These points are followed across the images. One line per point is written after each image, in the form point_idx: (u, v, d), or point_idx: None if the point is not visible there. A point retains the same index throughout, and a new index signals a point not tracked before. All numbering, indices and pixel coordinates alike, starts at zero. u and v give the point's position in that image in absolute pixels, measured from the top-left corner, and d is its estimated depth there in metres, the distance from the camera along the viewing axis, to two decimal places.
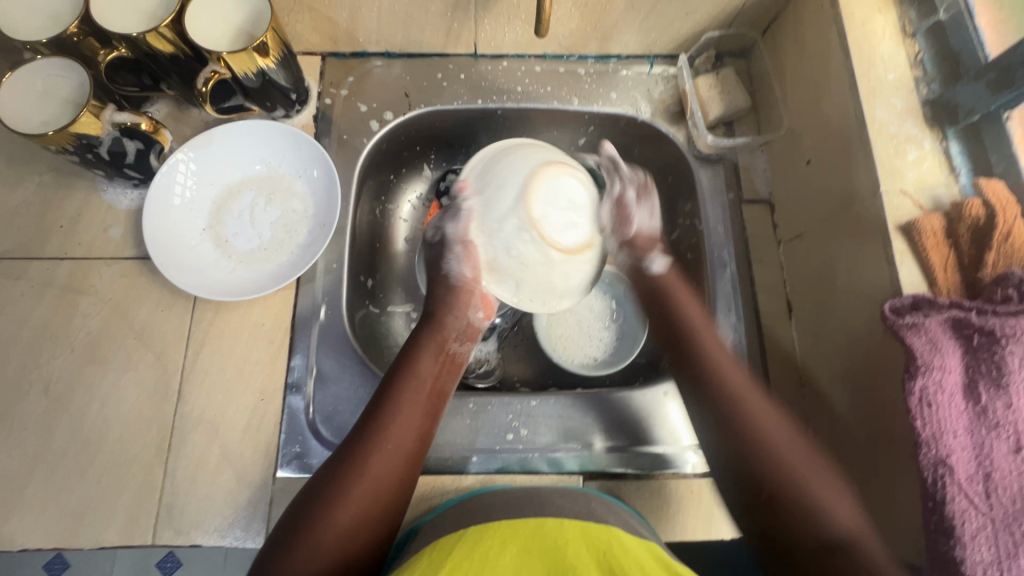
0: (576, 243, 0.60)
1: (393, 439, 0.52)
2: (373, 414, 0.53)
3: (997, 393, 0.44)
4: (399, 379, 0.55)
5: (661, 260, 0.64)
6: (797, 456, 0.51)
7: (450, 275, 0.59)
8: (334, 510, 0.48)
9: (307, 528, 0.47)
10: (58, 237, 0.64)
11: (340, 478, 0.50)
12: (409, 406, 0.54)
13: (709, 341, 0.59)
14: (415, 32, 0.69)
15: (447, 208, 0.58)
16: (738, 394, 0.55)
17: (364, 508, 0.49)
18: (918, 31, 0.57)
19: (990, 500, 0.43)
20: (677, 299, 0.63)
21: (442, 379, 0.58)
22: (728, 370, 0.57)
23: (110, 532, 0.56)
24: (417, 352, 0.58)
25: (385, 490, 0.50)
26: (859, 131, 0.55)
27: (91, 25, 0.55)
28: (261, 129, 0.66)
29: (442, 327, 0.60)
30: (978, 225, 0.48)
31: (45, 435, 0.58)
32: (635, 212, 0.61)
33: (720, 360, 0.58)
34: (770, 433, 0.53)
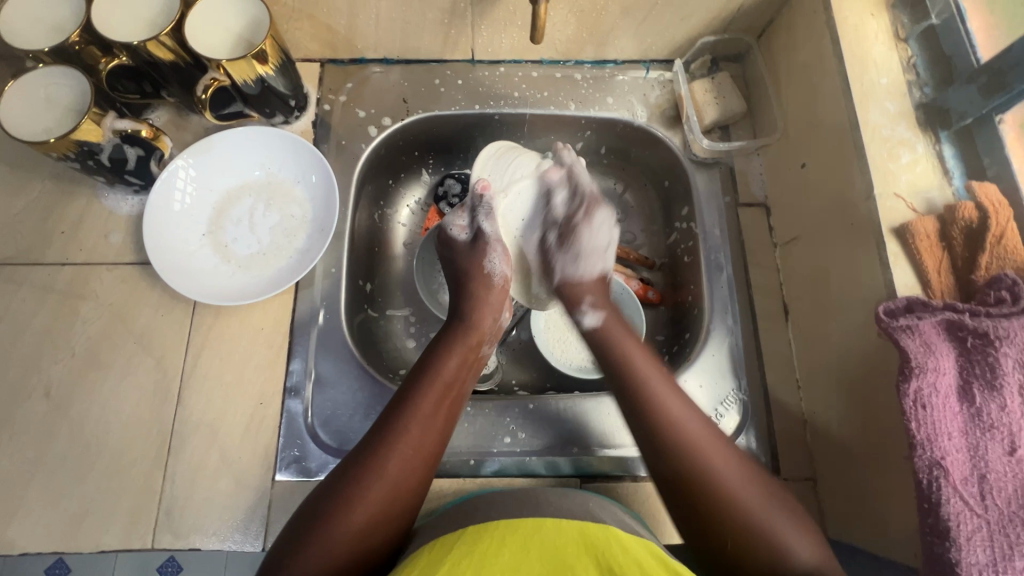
0: (562, 259, 0.67)
1: (421, 438, 0.51)
2: (399, 412, 0.52)
3: (992, 395, 0.44)
4: (428, 379, 0.55)
5: (594, 316, 0.62)
6: (746, 495, 0.48)
7: (489, 274, 0.66)
8: (354, 506, 0.47)
9: (325, 524, 0.46)
10: (60, 242, 0.65)
11: (364, 473, 0.49)
12: (437, 406, 0.54)
13: (658, 391, 0.54)
14: (412, 39, 0.70)
15: (474, 206, 0.67)
16: (673, 418, 0.52)
17: (384, 507, 0.48)
18: (911, 35, 0.58)
19: (985, 502, 0.43)
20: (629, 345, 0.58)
21: (468, 383, 0.58)
22: (675, 407, 0.53)
23: (110, 536, 0.56)
24: (447, 354, 0.58)
25: (408, 490, 0.49)
26: (853, 134, 0.55)
27: (93, 34, 0.56)
28: (260, 136, 0.67)
29: (475, 329, 0.61)
30: (971, 228, 0.48)
31: (45, 440, 0.58)
32: (589, 241, 0.67)
33: (658, 391, 0.54)
34: (724, 478, 0.49)
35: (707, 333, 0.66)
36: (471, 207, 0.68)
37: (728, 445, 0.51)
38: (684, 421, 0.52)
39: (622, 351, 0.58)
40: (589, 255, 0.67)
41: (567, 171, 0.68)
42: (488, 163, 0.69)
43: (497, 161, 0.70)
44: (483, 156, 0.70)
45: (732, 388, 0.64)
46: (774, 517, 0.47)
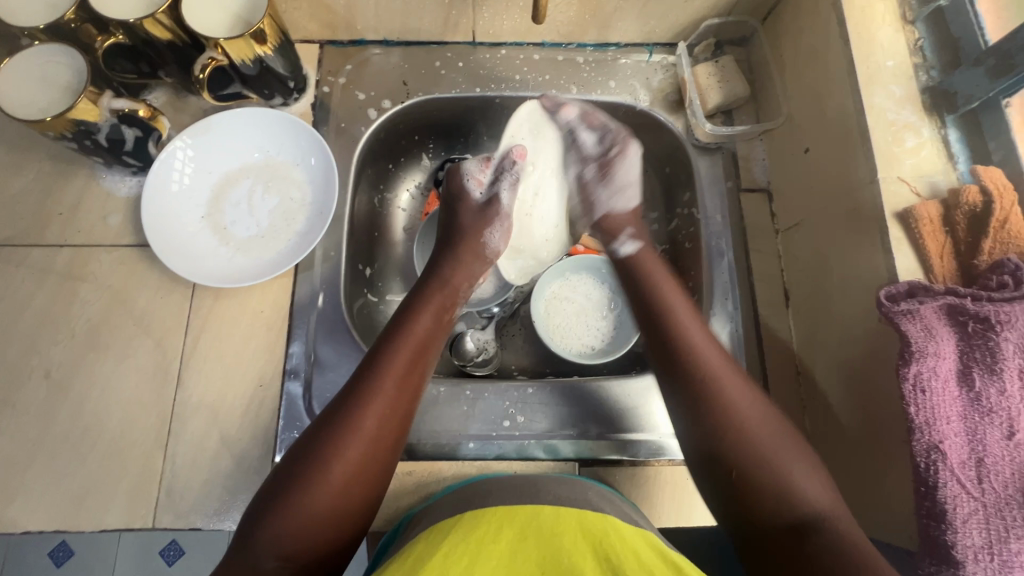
0: (602, 195, 0.70)
1: (396, 393, 0.52)
2: (374, 366, 0.53)
3: (991, 379, 0.44)
4: (401, 335, 0.56)
5: (632, 244, 0.66)
6: (757, 426, 0.50)
7: (486, 246, 0.69)
8: (335, 461, 0.47)
9: (306, 479, 0.46)
10: (57, 224, 0.64)
11: (342, 428, 0.49)
12: (411, 359, 0.54)
13: (683, 320, 0.57)
14: (413, 20, 0.69)
15: (500, 170, 0.71)
16: (696, 347, 0.55)
17: (364, 459, 0.48)
18: (919, 18, 0.57)
19: (982, 486, 0.43)
20: (682, 317, 0.57)
21: (440, 339, 0.59)
22: (698, 336, 0.56)
23: (111, 515, 0.56)
24: (419, 311, 0.58)
25: (385, 444, 0.50)
26: (858, 117, 0.55)
27: (88, 12, 0.56)
28: (258, 117, 0.66)
29: (451, 290, 0.63)
30: (975, 212, 0.48)
31: (46, 419, 0.59)
32: (623, 176, 0.69)
33: (681, 318, 0.57)
34: (747, 415, 0.50)
35: (707, 319, 0.66)
36: (496, 169, 0.71)
37: (750, 384, 0.53)
38: (704, 353, 0.54)
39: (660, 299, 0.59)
40: (620, 196, 0.69)
41: (580, 116, 0.69)
42: (522, 123, 0.70)
43: (529, 124, 0.70)
44: (520, 116, 0.70)
45: None
46: (794, 465, 0.47)
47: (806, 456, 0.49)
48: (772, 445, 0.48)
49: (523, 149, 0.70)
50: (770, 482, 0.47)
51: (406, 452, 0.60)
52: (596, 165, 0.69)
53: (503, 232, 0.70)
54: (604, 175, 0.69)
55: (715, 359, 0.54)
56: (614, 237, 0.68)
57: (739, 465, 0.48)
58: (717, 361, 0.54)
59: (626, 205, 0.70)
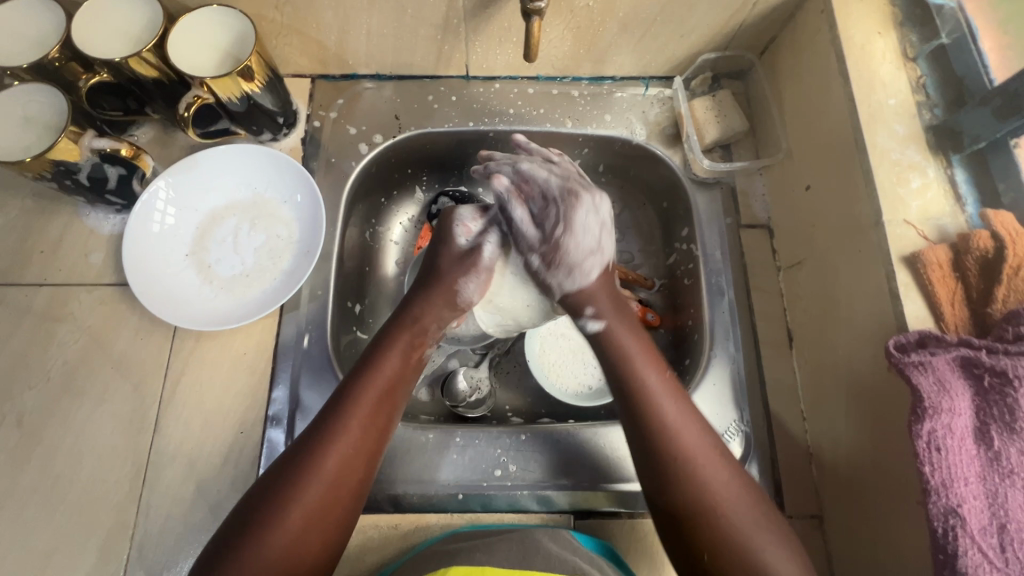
0: (556, 276, 0.60)
1: (352, 449, 0.49)
2: (329, 421, 0.50)
3: (1011, 438, 0.42)
4: (360, 384, 0.52)
5: (599, 321, 0.58)
6: (733, 500, 0.46)
7: (458, 296, 0.61)
8: (283, 527, 0.44)
9: (250, 547, 0.43)
10: (37, 263, 0.63)
11: (289, 490, 0.45)
12: (372, 411, 0.51)
13: (657, 393, 0.52)
14: (405, 54, 0.68)
15: (491, 223, 0.63)
16: (673, 425, 0.50)
17: (314, 523, 0.45)
18: (920, 54, 0.56)
19: (1005, 555, 0.40)
20: (641, 360, 0.54)
21: (404, 387, 0.55)
22: (671, 413, 0.50)
23: (79, 572, 0.53)
24: (382, 355, 0.55)
25: (342, 505, 0.47)
26: (861, 157, 0.53)
27: (73, 50, 0.55)
28: (244, 155, 0.65)
29: (414, 328, 0.58)
30: (986, 259, 0.46)
31: (14, 470, 0.56)
32: (578, 251, 0.59)
33: (654, 390, 0.52)
34: (728, 495, 0.47)
35: (707, 360, 0.63)
36: (488, 220, 0.64)
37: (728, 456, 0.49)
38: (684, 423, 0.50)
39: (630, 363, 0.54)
40: (583, 260, 0.59)
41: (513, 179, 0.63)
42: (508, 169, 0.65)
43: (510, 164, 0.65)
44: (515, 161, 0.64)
45: (734, 419, 0.60)
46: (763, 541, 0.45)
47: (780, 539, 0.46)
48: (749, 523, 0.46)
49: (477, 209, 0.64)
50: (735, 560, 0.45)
51: (391, 503, 0.57)
52: (541, 252, 0.61)
53: (480, 284, 0.62)
54: (550, 258, 0.60)
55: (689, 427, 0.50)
56: (577, 313, 0.59)
57: (712, 551, 0.45)
58: (681, 414, 0.51)
59: (586, 276, 0.59)
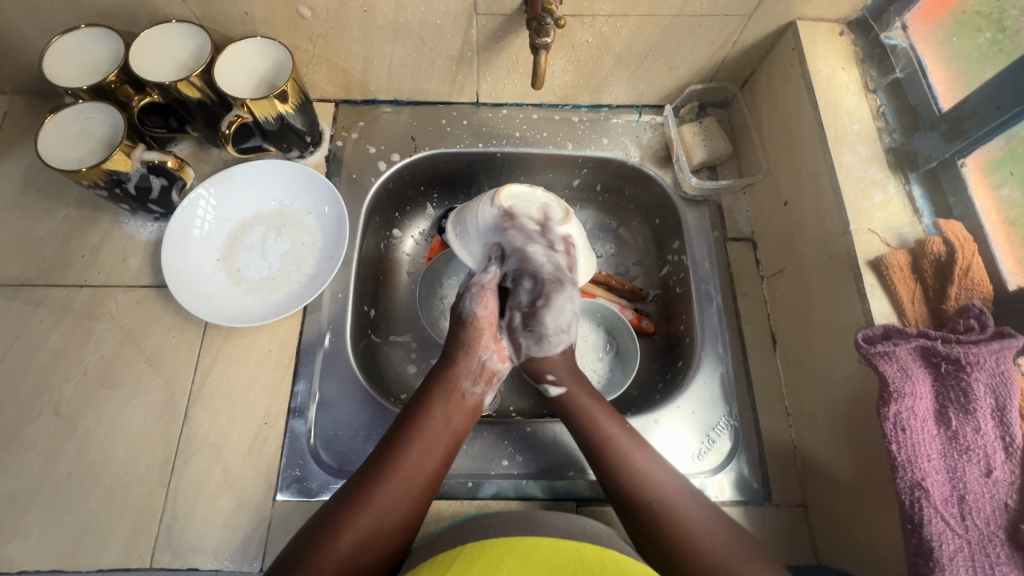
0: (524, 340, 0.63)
1: (410, 473, 0.53)
2: (392, 446, 0.54)
3: (967, 418, 0.47)
4: (423, 415, 0.57)
5: (559, 388, 0.61)
6: (704, 535, 0.50)
7: (464, 313, 0.63)
8: (340, 537, 0.48)
9: (314, 556, 0.47)
10: (78, 265, 0.68)
11: (353, 505, 0.50)
12: (428, 440, 0.55)
13: (624, 445, 0.56)
14: (422, 83, 0.75)
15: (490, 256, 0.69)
16: (640, 471, 0.54)
17: (371, 536, 0.49)
18: (879, 87, 0.64)
19: (965, 523, 0.45)
20: (600, 415, 0.58)
21: (461, 416, 0.58)
22: (642, 463, 0.55)
23: (110, 553, 0.57)
24: (438, 386, 0.59)
25: (396, 525, 0.50)
26: (830, 174, 0.60)
27: (129, 74, 0.61)
28: (276, 169, 0.71)
29: (466, 361, 0.61)
30: (940, 261, 0.52)
31: (51, 456, 0.60)
32: (555, 325, 0.63)
33: (620, 446, 0.56)
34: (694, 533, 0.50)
35: (698, 361, 0.68)
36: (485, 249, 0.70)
37: (686, 487, 0.54)
38: (631, 463, 0.54)
39: (587, 422, 0.58)
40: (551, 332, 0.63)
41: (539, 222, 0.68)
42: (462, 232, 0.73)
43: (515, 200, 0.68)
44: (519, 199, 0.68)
45: (723, 415, 0.65)
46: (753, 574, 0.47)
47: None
48: (733, 567, 0.48)
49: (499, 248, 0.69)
50: None
51: None
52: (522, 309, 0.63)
53: (476, 296, 0.64)
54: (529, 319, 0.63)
55: (642, 466, 0.54)
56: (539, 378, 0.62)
57: None
58: (627, 446, 0.56)
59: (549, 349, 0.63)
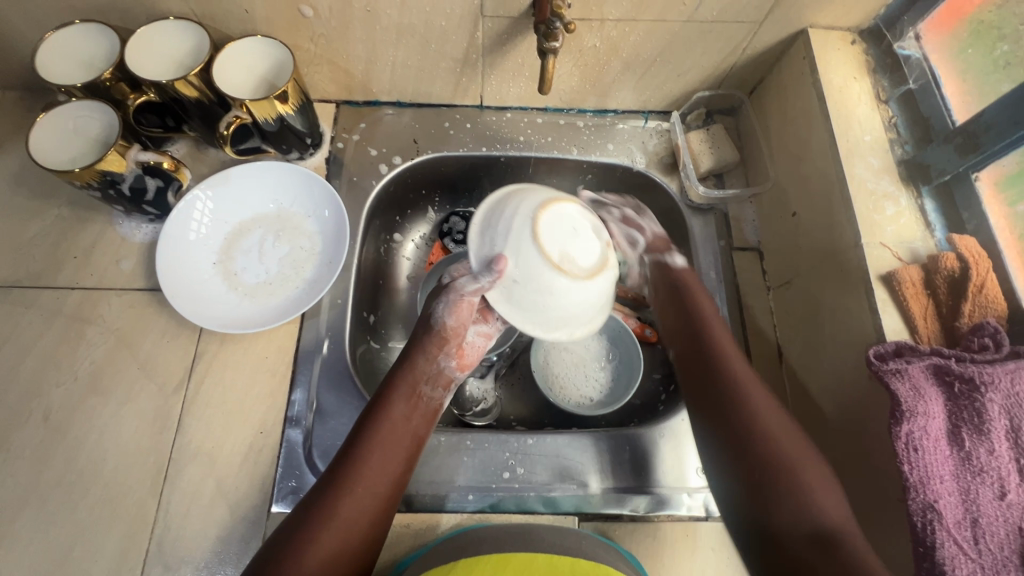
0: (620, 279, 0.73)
1: (369, 483, 0.52)
2: (348, 458, 0.53)
3: (980, 440, 0.46)
4: (378, 423, 0.55)
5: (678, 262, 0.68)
6: (772, 425, 0.53)
7: (433, 317, 0.61)
8: (306, 553, 0.47)
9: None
10: (70, 267, 0.66)
11: (311, 521, 0.49)
12: (386, 450, 0.54)
13: (712, 320, 0.63)
14: (425, 85, 0.74)
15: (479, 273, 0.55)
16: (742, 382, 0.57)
17: (333, 550, 0.48)
18: (892, 97, 0.64)
19: (978, 546, 0.44)
20: (699, 293, 0.66)
21: (417, 419, 0.58)
22: (756, 396, 0.55)
23: (99, 565, 0.55)
24: (393, 395, 0.58)
25: (359, 536, 0.50)
26: (841, 186, 0.59)
27: (124, 71, 0.60)
28: (275, 171, 0.69)
29: (414, 368, 0.59)
30: (954, 277, 0.51)
31: (40, 464, 0.58)
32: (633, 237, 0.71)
33: (709, 316, 0.63)
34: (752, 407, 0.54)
35: None
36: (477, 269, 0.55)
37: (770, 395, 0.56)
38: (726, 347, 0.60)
39: (701, 321, 0.63)
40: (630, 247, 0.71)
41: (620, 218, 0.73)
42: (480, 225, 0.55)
43: (572, 223, 0.54)
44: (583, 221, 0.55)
45: None
46: (811, 473, 0.50)
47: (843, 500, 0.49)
48: (794, 459, 0.51)
49: (506, 260, 0.53)
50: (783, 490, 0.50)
51: (403, 502, 0.60)
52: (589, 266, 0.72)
53: (451, 305, 0.60)
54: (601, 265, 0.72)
55: (741, 368, 0.58)
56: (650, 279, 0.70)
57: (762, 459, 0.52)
58: (725, 339, 0.61)
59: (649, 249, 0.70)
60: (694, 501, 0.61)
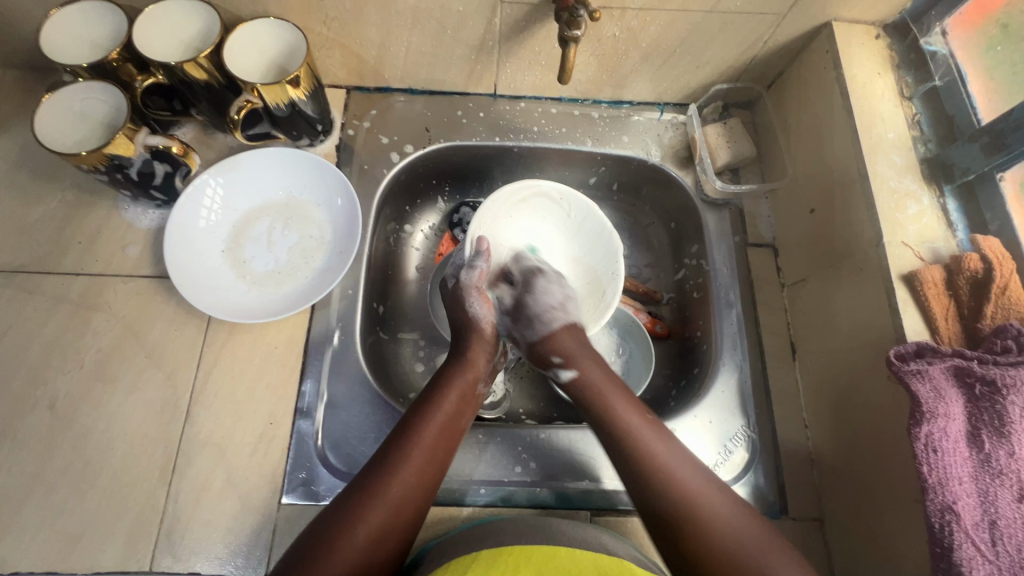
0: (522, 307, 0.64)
1: (422, 467, 0.51)
2: (401, 442, 0.52)
3: (1000, 442, 0.46)
4: (431, 413, 0.55)
5: (571, 370, 0.60)
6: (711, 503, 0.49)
7: (473, 318, 0.63)
8: (355, 533, 0.46)
9: (326, 553, 0.45)
10: (75, 253, 0.64)
11: (365, 502, 0.48)
12: (440, 437, 0.54)
13: (647, 436, 0.54)
14: (439, 72, 0.72)
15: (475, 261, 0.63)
16: (670, 476, 0.51)
17: (381, 535, 0.47)
18: (915, 94, 0.62)
19: (995, 548, 0.44)
20: (609, 394, 0.57)
21: (468, 414, 0.58)
22: (693, 483, 0.51)
23: (107, 555, 0.54)
24: (448, 387, 0.58)
25: (409, 516, 0.49)
26: (863, 183, 0.58)
27: (131, 52, 0.58)
28: (285, 158, 0.68)
29: (472, 364, 0.60)
30: (977, 278, 0.51)
31: (47, 452, 0.57)
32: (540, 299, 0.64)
33: (611, 399, 0.57)
34: (693, 492, 0.50)
35: (716, 368, 0.67)
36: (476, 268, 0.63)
37: (699, 467, 0.53)
38: (650, 444, 0.53)
39: (604, 407, 0.56)
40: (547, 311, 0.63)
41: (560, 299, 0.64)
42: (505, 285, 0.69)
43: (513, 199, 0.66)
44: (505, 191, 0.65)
45: (741, 425, 0.64)
46: (747, 540, 0.47)
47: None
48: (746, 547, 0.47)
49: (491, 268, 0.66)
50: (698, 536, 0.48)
51: None
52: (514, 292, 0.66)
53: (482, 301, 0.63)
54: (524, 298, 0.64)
55: (680, 468, 0.52)
56: (546, 365, 0.62)
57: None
58: (639, 425, 0.55)
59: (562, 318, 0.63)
60: None
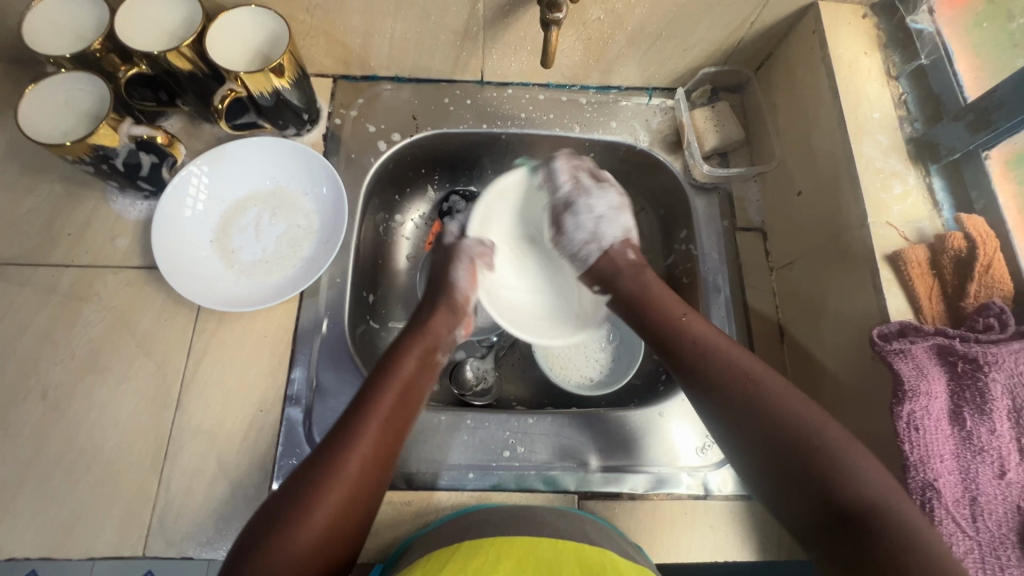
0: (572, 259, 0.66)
1: (377, 439, 0.51)
2: (360, 413, 0.52)
3: (982, 419, 0.46)
4: (385, 383, 0.55)
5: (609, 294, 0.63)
6: (815, 421, 0.46)
7: (452, 285, 0.64)
8: (315, 509, 0.46)
9: (281, 532, 0.45)
10: (64, 245, 0.65)
11: (322, 478, 0.48)
12: (396, 406, 0.54)
13: (749, 366, 0.51)
14: (425, 59, 0.72)
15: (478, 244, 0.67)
16: (776, 405, 0.48)
17: (338, 511, 0.47)
18: (902, 74, 0.62)
19: (976, 524, 0.45)
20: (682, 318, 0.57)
21: (427, 381, 0.58)
22: (800, 407, 0.48)
23: (101, 541, 0.55)
24: (403, 356, 0.58)
25: (367, 489, 0.49)
26: (848, 165, 0.58)
27: (115, 42, 0.58)
28: (271, 147, 0.68)
29: (430, 334, 0.60)
30: (960, 256, 0.50)
31: (40, 441, 0.58)
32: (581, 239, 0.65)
33: (690, 324, 0.56)
34: (793, 408, 0.47)
35: None
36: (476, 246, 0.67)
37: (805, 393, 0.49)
38: (751, 373, 0.50)
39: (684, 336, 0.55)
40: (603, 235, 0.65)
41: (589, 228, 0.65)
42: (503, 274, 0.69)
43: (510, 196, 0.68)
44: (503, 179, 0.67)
45: None
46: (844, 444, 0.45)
47: (874, 464, 0.44)
48: (850, 455, 0.44)
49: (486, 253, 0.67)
50: (831, 471, 0.44)
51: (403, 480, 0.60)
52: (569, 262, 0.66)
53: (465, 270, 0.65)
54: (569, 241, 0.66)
55: (784, 398, 0.48)
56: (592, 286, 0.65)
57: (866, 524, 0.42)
58: (737, 357, 0.52)
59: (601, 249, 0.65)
60: (693, 480, 0.62)
